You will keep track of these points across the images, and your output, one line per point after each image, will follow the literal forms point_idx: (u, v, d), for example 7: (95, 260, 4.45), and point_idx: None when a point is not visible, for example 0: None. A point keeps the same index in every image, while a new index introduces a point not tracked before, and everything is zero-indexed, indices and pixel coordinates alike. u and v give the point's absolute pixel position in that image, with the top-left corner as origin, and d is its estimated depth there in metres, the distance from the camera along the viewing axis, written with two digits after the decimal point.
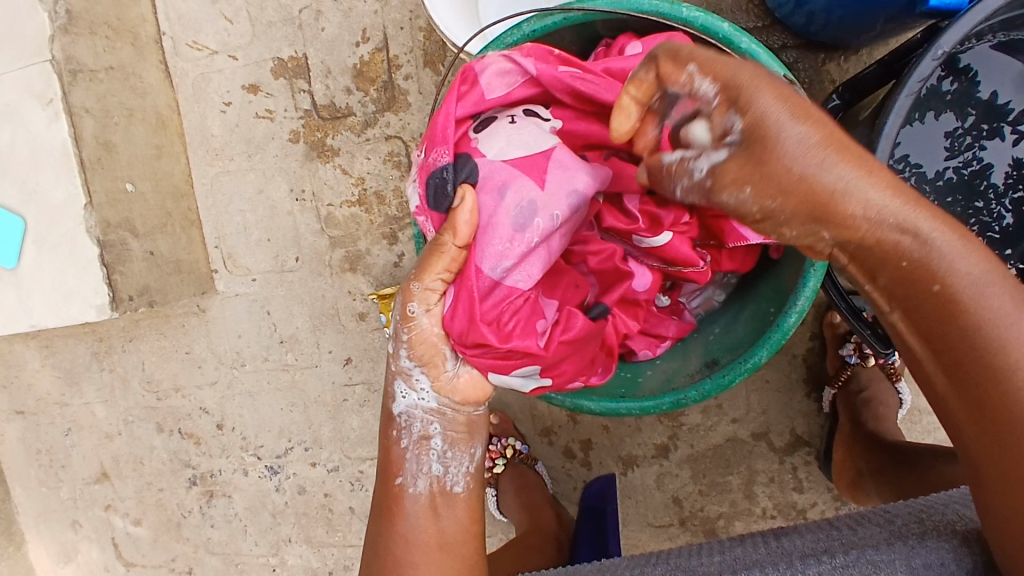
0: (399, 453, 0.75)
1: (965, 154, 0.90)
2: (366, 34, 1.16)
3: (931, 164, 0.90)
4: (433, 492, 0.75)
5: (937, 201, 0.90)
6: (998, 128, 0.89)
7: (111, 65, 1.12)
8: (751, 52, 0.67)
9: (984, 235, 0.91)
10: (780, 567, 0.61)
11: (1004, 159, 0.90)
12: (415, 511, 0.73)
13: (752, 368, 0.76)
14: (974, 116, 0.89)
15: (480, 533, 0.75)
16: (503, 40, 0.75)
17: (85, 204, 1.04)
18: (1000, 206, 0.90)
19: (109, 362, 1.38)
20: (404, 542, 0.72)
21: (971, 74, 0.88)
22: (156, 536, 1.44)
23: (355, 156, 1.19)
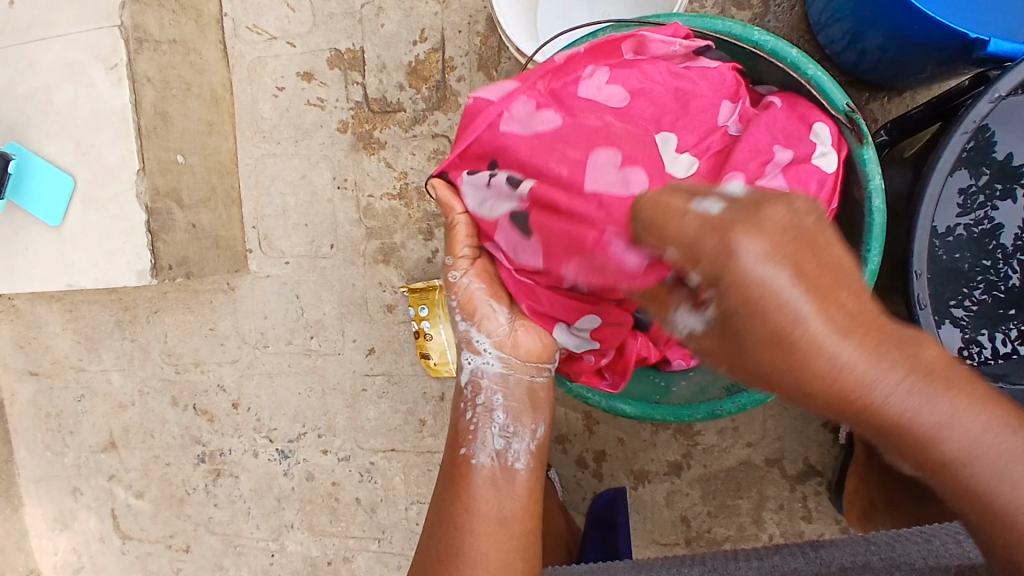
0: (465, 425, 0.85)
1: (978, 212, 0.93)
2: (424, 34, 1.19)
3: (942, 218, 0.93)
4: (491, 468, 0.84)
5: (946, 254, 0.94)
6: (1011, 190, 0.91)
7: (175, 39, 1.15)
8: (816, 79, 0.71)
9: (990, 292, 0.94)
10: None
11: (1015, 222, 0.92)
12: (481, 490, 0.83)
13: (790, 385, 0.77)
14: (988, 176, 0.92)
15: (535, 511, 0.83)
16: (577, 45, 0.78)
17: (138, 170, 1.06)
18: (1009, 266, 0.93)
19: (132, 331, 1.40)
20: (479, 519, 0.81)
21: (988, 133, 0.91)
22: (156, 511, 1.43)
23: (401, 151, 1.22)
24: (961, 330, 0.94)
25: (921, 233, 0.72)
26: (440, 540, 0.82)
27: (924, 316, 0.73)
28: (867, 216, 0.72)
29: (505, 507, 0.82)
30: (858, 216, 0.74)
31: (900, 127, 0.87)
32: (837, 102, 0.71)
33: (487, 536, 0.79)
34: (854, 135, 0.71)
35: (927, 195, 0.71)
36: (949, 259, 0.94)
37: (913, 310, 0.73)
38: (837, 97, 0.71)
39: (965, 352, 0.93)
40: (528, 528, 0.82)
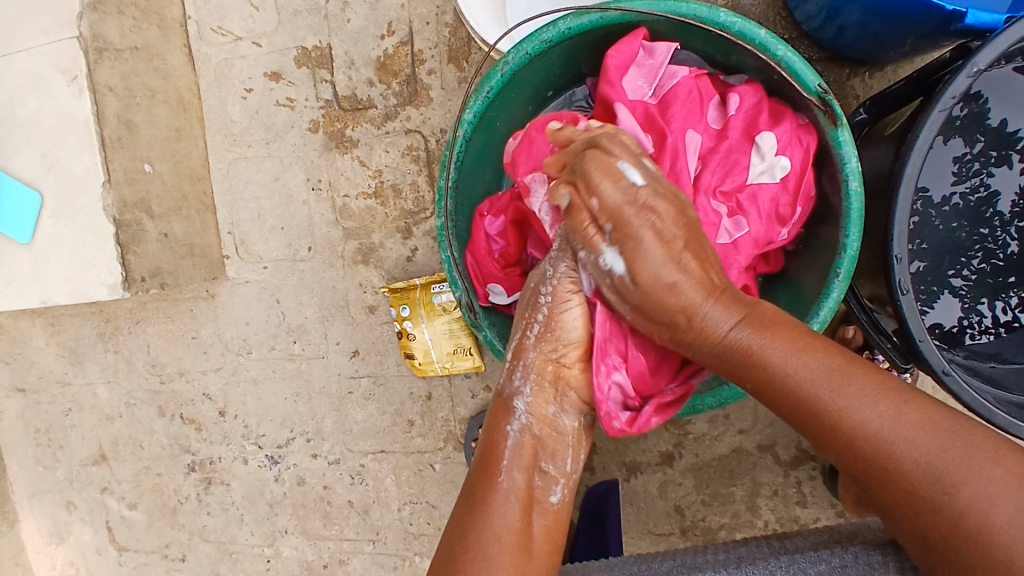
0: (501, 447, 0.73)
1: (973, 180, 0.90)
2: (392, 28, 1.16)
3: (938, 189, 0.90)
4: (530, 493, 0.72)
5: (943, 224, 0.91)
6: (1007, 156, 0.89)
7: (137, 45, 1.12)
8: (787, 60, 0.67)
9: (988, 261, 0.92)
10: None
11: (1011, 187, 0.90)
12: (506, 504, 0.70)
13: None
14: (983, 143, 0.89)
15: (559, 551, 0.72)
16: (538, 36, 0.74)
17: (104, 182, 1.04)
18: (1007, 234, 0.91)
19: (114, 343, 1.38)
20: (494, 537, 0.68)
21: (982, 99, 0.87)
22: (150, 521, 1.43)
23: (374, 148, 1.19)
24: (960, 301, 0.92)
25: (900, 216, 0.69)
26: (448, 545, 0.69)
27: (906, 302, 0.70)
28: (844, 200, 0.69)
29: (531, 533, 0.70)
30: (836, 201, 0.72)
31: (882, 104, 0.82)
32: (809, 83, 0.67)
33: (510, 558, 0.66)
34: (828, 117, 0.68)
35: (904, 176, 0.68)
36: (946, 229, 0.91)
37: (895, 296, 0.71)
38: (808, 77, 0.67)
39: (964, 324, 0.92)
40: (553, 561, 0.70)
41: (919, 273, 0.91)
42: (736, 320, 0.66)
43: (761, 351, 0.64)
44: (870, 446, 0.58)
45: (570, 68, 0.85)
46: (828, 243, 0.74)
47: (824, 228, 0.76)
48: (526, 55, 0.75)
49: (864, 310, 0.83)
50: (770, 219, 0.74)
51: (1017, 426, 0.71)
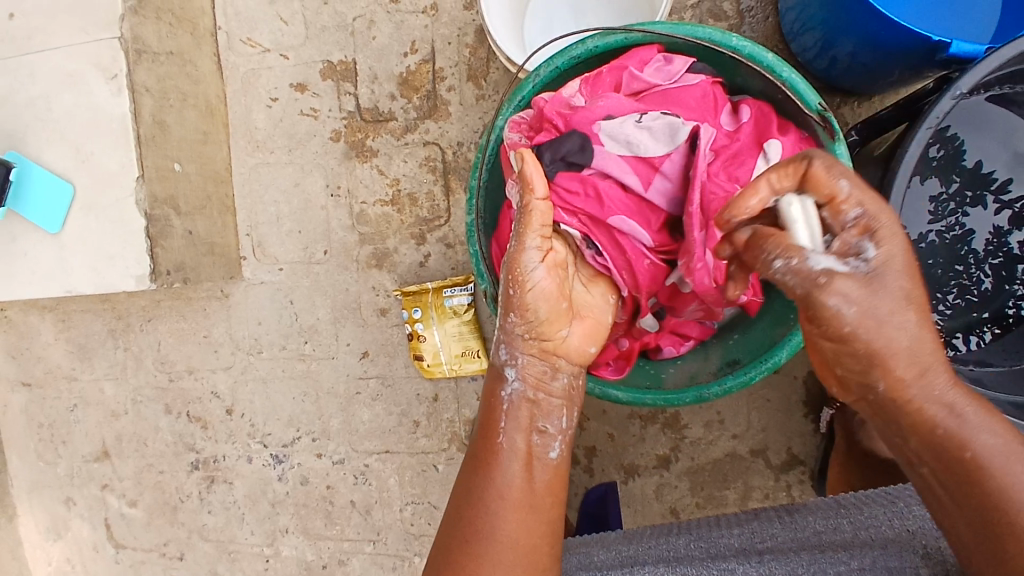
0: (497, 412, 0.77)
1: (948, 219, 0.98)
2: (415, 46, 1.23)
3: (915, 227, 0.98)
4: (529, 449, 0.75)
5: (917, 262, 0.99)
6: (981, 197, 0.98)
7: (172, 51, 1.18)
8: (791, 81, 0.75)
9: (963, 296, 1.00)
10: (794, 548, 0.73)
11: (986, 227, 0.98)
12: (508, 471, 0.73)
13: (773, 367, 0.81)
14: (958, 183, 0.98)
15: (562, 503, 0.75)
16: (567, 52, 0.81)
17: (137, 177, 1.08)
18: (982, 271, 0.99)
19: (125, 340, 1.41)
20: (499, 498, 0.72)
21: (958, 143, 0.97)
22: (150, 519, 1.44)
23: (393, 158, 1.25)
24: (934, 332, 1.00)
25: None
26: (456, 517, 0.73)
27: None
28: None
29: (535, 487, 0.73)
30: None
31: (871, 127, 0.91)
32: (811, 102, 0.74)
33: (518, 520, 0.71)
34: (827, 133, 0.75)
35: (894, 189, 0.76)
36: (921, 265, 0.99)
37: None
38: (811, 97, 0.74)
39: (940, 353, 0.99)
40: (555, 516, 0.74)
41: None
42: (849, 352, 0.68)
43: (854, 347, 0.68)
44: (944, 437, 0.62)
45: None
46: None
47: None
48: (555, 68, 0.82)
49: None
50: None
51: None
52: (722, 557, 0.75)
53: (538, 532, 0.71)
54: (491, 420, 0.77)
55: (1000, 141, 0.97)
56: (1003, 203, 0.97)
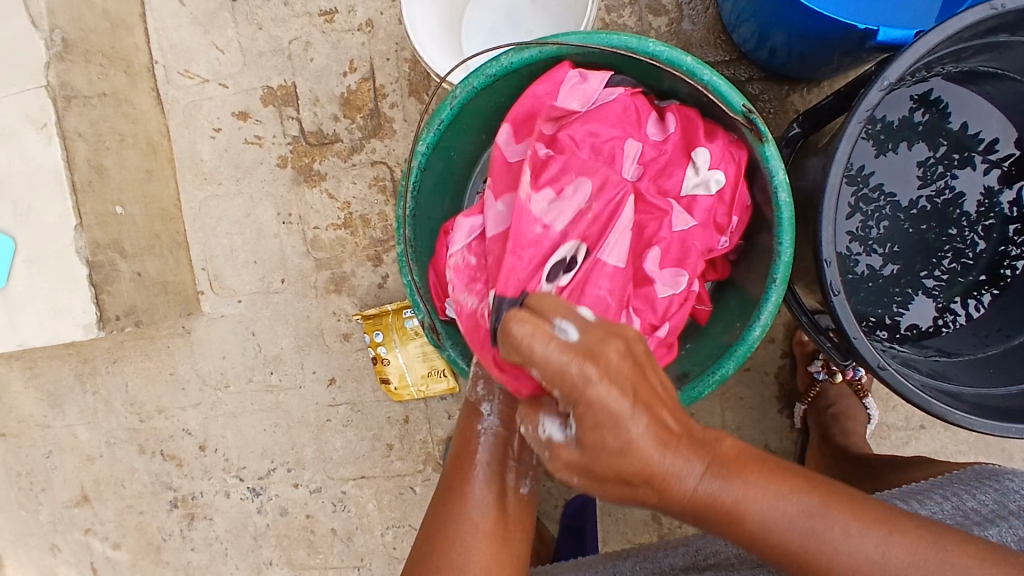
0: (472, 449, 0.75)
1: (938, 183, 0.95)
2: (354, 64, 1.20)
3: (905, 193, 0.95)
4: (503, 480, 0.73)
5: (912, 227, 0.96)
6: (969, 158, 0.95)
7: (105, 92, 1.16)
8: (713, 83, 0.72)
9: (958, 260, 0.97)
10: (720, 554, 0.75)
11: (976, 188, 0.95)
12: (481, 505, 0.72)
13: (721, 381, 0.78)
14: (946, 146, 0.94)
15: (531, 538, 0.74)
16: (483, 71, 0.79)
17: (76, 226, 1.06)
18: (974, 233, 0.96)
19: (92, 384, 1.39)
20: (471, 526, 0.70)
21: (942, 105, 0.94)
22: (135, 561, 1.43)
23: (342, 181, 1.23)
24: (933, 301, 0.98)
25: (827, 224, 0.74)
26: (426, 543, 0.71)
27: (839, 303, 0.75)
28: (775, 211, 0.73)
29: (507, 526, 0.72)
30: (770, 212, 0.77)
31: (813, 118, 0.88)
32: (735, 104, 0.71)
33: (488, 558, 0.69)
34: (755, 134, 0.72)
35: (828, 186, 0.74)
36: (915, 232, 0.96)
37: (828, 297, 0.75)
38: (734, 98, 0.72)
39: (939, 322, 0.98)
40: (523, 545, 0.73)
41: (892, 276, 0.97)
42: (703, 470, 0.52)
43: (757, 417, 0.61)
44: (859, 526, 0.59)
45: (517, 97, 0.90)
46: (767, 251, 0.78)
47: (763, 237, 0.80)
48: (473, 88, 0.79)
49: (806, 312, 0.87)
50: (710, 229, 0.78)
51: (953, 413, 0.76)
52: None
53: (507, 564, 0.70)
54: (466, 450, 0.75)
55: (979, 102, 0.94)
56: (992, 162, 0.94)
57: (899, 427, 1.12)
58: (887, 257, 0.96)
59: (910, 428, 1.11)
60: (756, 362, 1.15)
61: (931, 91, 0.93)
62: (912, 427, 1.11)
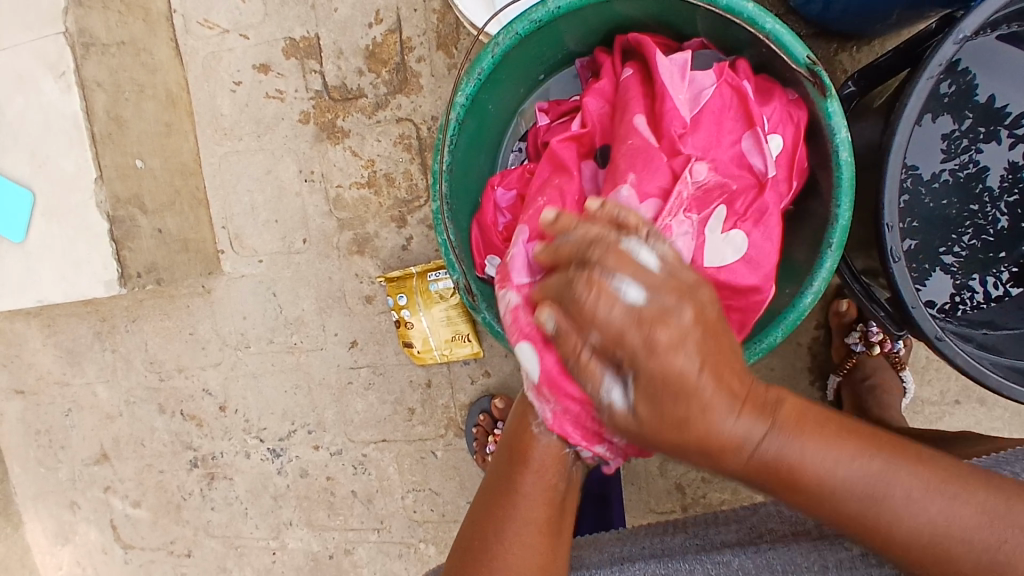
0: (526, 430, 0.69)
1: (962, 157, 0.91)
2: (379, 16, 1.16)
3: (927, 166, 0.91)
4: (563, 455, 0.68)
5: (933, 203, 0.92)
6: (995, 132, 0.90)
7: (123, 40, 1.12)
8: (775, 33, 0.68)
9: (979, 237, 0.93)
10: (803, 549, 0.67)
11: (1000, 163, 0.90)
12: (534, 497, 0.66)
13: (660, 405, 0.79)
14: (971, 119, 0.90)
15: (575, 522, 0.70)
16: (526, 16, 0.74)
17: (95, 178, 1.03)
18: (996, 210, 0.92)
19: (111, 342, 1.38)
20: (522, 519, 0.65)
21: (969, 76, 0.89)
22: (155, 518, 1.43)
23: (366, 138, 1.19)
24: (951, 278, 0.93)
25: (889, 185, 0.70)
26: (470, 538, 0.66)
27: (898, 270, 0.72)
28: (835, 170, 0.70)
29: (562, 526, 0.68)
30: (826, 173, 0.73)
31: (870, 76, 0.83)
32: (798, 56, 0.67)
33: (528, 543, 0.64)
34: (818, 89, 0.68)
35: (894, 144, 0.69)
36: (937, 208, 0.92)
37: (887, 264, 0.72)
38: (797, 50, 0.67)
39: (957, 300, 0.93)
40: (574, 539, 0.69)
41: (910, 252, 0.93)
42: (769, 428, 0.48)
43: (800, 456, 0.49)
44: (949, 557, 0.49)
45: (558, 48, 0.86)
46: (822, 217, 0.75)
47: (815, 202, 0.77)
48: (516, 35, 0.75)
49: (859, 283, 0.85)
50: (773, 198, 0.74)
51: (1011, 388, 0.72)
52: (716, 547, 0.70)
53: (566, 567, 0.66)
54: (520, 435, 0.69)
55: (1012, 75, 0.89)
56: (1017, 137, 0.90)
57: (935, 402, 1.09)
58: (907, 231, 0.92)
59: (946, 403, 1.08)
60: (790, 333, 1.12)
61: (959, 61, 0.89)
62: (949, 402, 1.08)
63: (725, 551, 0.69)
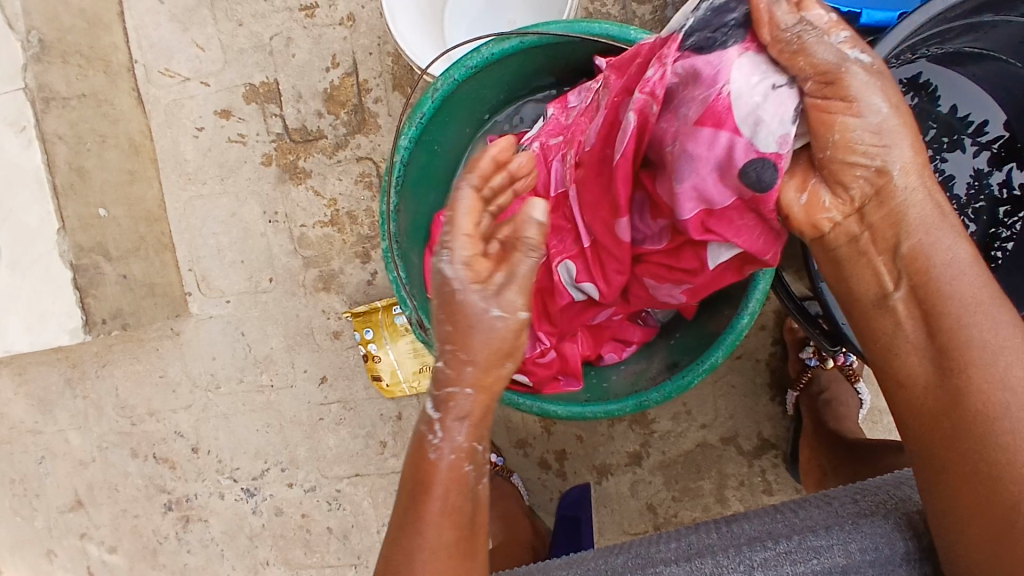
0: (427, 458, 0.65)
1: None
2: (336, 59, 1.19)
3: None
4: (463, 475, 0.65)
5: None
6: (959, 141, 0.96)
7: (84, 93, 1.14)
8: None
9: None
10: (730, 554, 0.68)
11: (965, 171, 0.97)
12: (440, 522, 0.63)
13: (544, 414, 0.84)
14: (935, 130, 0.96)
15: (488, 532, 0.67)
16: (463, 62, 0.78)
17: (58, 229, 1.05)
18: (965, 216, 0.97)
19: (82, 389, 1.38)
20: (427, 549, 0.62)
21: (932, 88, 0.95)
22: (132, 564, 1.42)
23: (327, 178, 1.22)
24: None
25: None
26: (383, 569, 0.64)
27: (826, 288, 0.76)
28: None
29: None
30: None
31: None
32: None
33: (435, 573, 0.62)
34: None
35: None
36: None
37: (817, 283, 0.76)
38: None
39: None
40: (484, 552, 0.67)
41: None
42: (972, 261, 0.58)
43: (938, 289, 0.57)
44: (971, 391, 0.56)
45: (500, 91, 0.90)
46: None
47: None
48: (454, 80, 0.79)
49: (794, 301, 0.85)
50: None
51: None
52: (654, 562, 0.71)
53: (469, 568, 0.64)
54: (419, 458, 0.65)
55: (969, 87, 0.94)
56: (981, 145, 0.95)
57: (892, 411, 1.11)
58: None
59: None
60: (747, 349, 1.15)
61: (920, 74, 0.94)
62: None
63: (661, 564, 0.70)
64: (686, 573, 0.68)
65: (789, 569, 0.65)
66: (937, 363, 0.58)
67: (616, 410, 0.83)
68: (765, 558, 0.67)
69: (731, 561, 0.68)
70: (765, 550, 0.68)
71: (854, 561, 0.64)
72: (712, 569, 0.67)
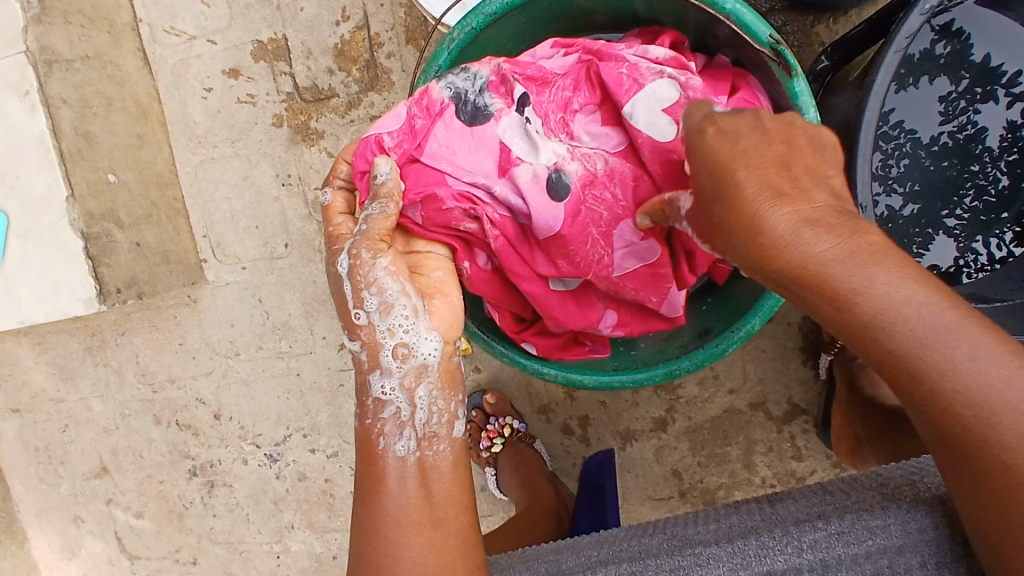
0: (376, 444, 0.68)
1: (960, 119, 0.89)
2: (346, 12, 1.14)
3: (926, 129, 0.89)
4: (422, 466, 0.67)
5: (934, 166, 0.90)
6: (992, 91, 0.88)
7: (88, 54, 1.11)
8: (736, 12, 0.70)
9: (980, 198, 0.91)
10: (777, 535, 0.65)
11: (998, 123, 0.88)
12: (449, 509, 0.65)
13: (570, 383, 0.82)
14: (968, 80, 0.88)
15: (471, 504, 0.67)
16: (481, 9, 0.75)
17: (67, 196, 1.03)
18: (997, 170, 0.89)
19: (102, 356, 1.38)
20: (393, 523, 0.63)
21: (964, 37, 0.88)
22: (159, 528, 1.43)
23: (340, 139, 1.17)
24: (954, 242, 0.91)
25: (862, 164, 0.70)
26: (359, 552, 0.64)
27: None
28: None
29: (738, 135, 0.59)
30: None
31: (843, 49, 0.81)
32: (761, 34, 0.69)
33: (417, 544, 0.62)
34: (783, 68, 0.70)
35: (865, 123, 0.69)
36: (937, 171, 0.90)
37: None
38: (760, 29, 0.70)
39: (960, 263, 0.91)
40: (465, 524, 0.65)
41: (913, 217, 0.91)
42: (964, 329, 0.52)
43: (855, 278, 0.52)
44: (938, 392, 0.53)
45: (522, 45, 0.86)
46: None
47: None
48: (471, 29, 0.75)
49: None
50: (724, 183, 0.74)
51: None
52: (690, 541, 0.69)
53: (449, 548, 0.63)
54: (367, 445, 0.68)
55: (1010, 33, 0.87)
56: (1015, 96, 0.88)
57: None
58: (908, 196, 0.90)
59: None
60: (778, 313, 1.11)
61: (952, 21, 0.88)
62: None
63: (701, 544, 0.67)
64: (728, 554, 0.65)
65: (843, 550, 0.62)
66: (907, 329, 0.52)
67: (645, 379, 0.81)
68: (813, 539, 0.63)
69: (777, 542, 0.64)
70: (813, 531, 0.64)
71: (909, 539, 0.61)
72: (758, 550, 0.64)
